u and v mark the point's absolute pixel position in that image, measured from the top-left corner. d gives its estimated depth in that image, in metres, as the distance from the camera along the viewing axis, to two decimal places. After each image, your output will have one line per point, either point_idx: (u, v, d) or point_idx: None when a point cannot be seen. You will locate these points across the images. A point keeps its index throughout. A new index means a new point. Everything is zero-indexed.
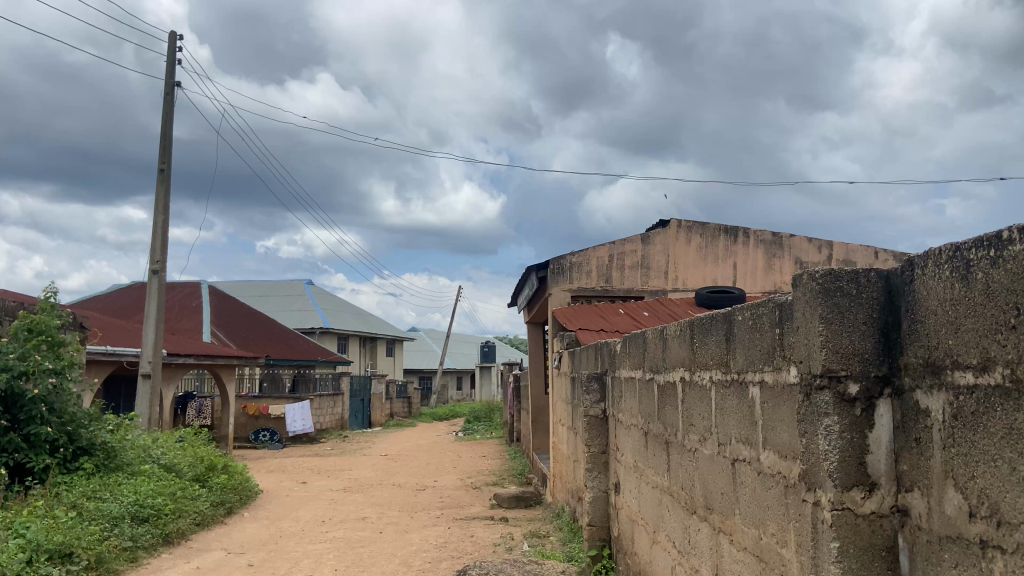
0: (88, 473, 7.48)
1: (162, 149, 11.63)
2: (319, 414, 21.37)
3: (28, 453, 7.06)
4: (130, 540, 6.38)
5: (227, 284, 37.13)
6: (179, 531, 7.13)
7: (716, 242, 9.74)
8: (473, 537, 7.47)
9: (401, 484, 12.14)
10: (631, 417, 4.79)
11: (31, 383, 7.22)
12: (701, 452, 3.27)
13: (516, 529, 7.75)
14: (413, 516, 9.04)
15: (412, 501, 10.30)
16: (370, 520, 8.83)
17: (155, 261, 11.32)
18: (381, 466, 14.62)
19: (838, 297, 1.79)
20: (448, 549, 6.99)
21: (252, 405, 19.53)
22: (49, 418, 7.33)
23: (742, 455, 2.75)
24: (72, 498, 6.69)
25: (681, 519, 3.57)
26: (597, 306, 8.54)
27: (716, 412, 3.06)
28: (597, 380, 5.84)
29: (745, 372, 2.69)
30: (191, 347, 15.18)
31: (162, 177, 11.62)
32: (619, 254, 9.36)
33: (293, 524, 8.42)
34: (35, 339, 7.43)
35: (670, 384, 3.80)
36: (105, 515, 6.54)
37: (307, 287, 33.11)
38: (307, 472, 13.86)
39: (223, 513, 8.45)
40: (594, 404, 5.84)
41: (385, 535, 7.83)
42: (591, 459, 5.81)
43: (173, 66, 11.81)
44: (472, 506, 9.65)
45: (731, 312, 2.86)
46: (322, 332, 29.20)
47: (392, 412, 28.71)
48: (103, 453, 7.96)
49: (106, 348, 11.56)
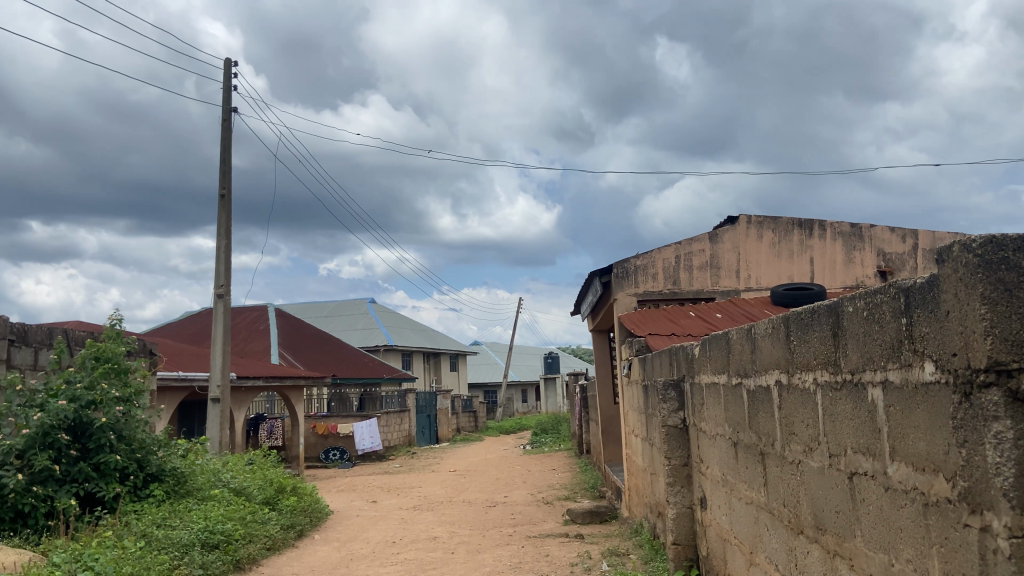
0: (158, 500, 7.44)
1: (222, 175, 11.78)
2: (387, 431, 21.39)
3: (99, 482, 6.97)
4: (200, 568, 6.25)
5: (292, 307, 37.88)
6: (250, 556, 7.01)
7: (790, 237, 9.22)
8: (548, 556, 7.12)
9: (470, 500, 11.91)
10: (716, 427, 4.41)
11: (99, 412, 7.15)
12: (807, 464, 2.89)
13: (592, 546, 7.39)
14: (485, 535, 8.78)
15: (484, 519, 10.03)
16: (441, 540, 8.57)
17: (220, 286, 11.38)
18: (451, 482, 14.47)
19: (1003, 271, 1.45)
20: (523, 570, 6.67)
21: (321, 424, 19.63)
22: (117, 445, 7.25)
23: (862, 468, 2.38)
24: (141, 527, 6.62)
25: (786, 540, 3.18)
26: (666, 310, 8.14)
27: (825, 419, 2.69)
28: (673, 388, 5.47)
29: (862, 371, 2.32)
30: (259, 369, 15.30)
31: (223, 203, 11.74)
32: (686, 255, 8.92)
33: (363, 546, 8.25)
34: (102, 367, 7.38)
35: (762, 389, 3.43)
36: (175, 543, 6.44)
37: (370, 306, 33.53)
38: (377, 491, 13.74)
39: (294, 536, 8.32)
40: (672, 413, 5.45)
41: (457, 556, 7.56)
42: (673, 472, 5.42)
43: (230, 93, 11.97)
44: (545, 522, 9.32)
45: (839, 302, 2.49)
46: (386, 350, 29.39)
47: (460, 427, 28.70)
48: (173, 479, 7.95)
49: (177, 374, 11.65)
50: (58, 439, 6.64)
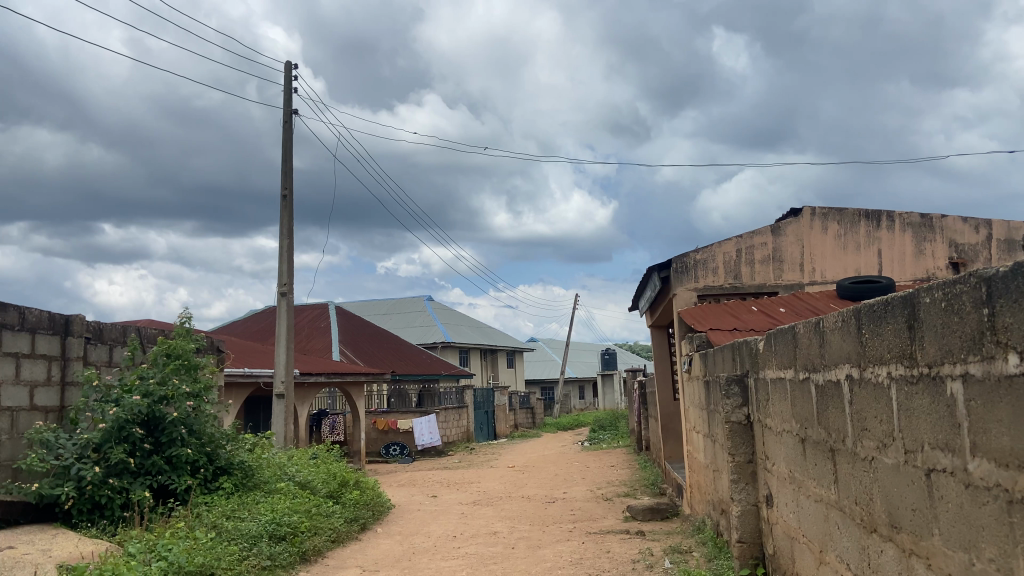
0: (227, 493, 7.66)
1: (284, 176, 12.04)
2: (446, 427, 21.58)
3: (172, 475, 7.22)
4: (268, 559, 6.42)
5: (351, 305, 38.53)
6: (316, 549, 7.17)
7: (857, 228, 8.96)
8: (610, 553, 7.08)
9: (529, 496, 11.93)
10: (782, 423, 4.32)
11: (171, 407, 7.39)
12: (881, 461, 2.80)
13: (653, 543, 7.32)
14: (545, 530, 8.78)
15: (544, 514, 10.03)
16: (501, 534, 8.62)
17: (283, 284, 11.64)
18: (510, 478, 14.53)
19: None
20: (584, 566, 6.64)
21: (382, 420, 19.92)
22: (188, 438, 7.48)
23: (940, 464, 2.30)
24: (212, 518, 6.82)
25: (858, 538, 3.09)
26: (727, 304, 8.00)
27: (900, 413, 2.60)
28: (737, 383, 5.37)
29: (940, 364, 2.24)
30: (321, 366, 15.60)
31: (285, 204, 11.99)
32: (748, 248, 8.75)
33: (425, 540, 8.35)
34: (173, 363, 7.62)
35: (832, 383, 3.34)
36: (244, 535, 6.63)
37: (427, 303, 33.88)
38: (437, 485, 13.89)
39: (358, 529, 8.48)
40: (736, 409, 5.36)
41: (517, 551, 7.58)
42: (737, 469, 5.33)
43: (290, 96, 12.22)
44: (605, 519, 9.27)
45: (915, 293, 2.40)
46: (443, 347, 29.65)
47: (517, 424, 28.78)
48: (241, 472, 8.18)
49: (243, 370, 11.97)
50: (132, 433, 6.89)
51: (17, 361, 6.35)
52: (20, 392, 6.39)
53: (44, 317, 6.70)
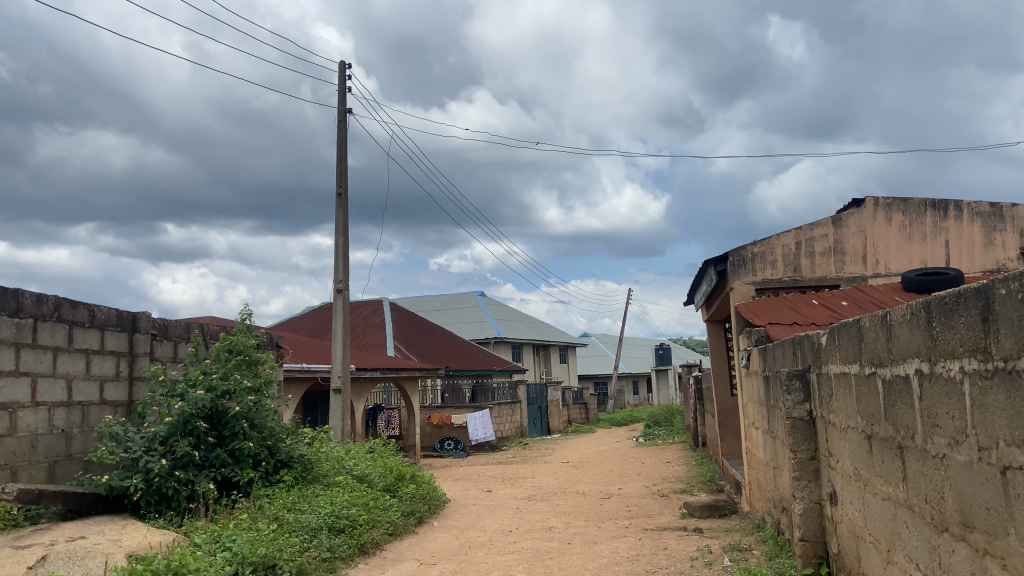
0: (288, 486, 7.82)
1: (339, 174, 12.22)
2: (499, 422, 21.65)
3: (235, 468, 7.40)
4: (328, 551, 6.53)
5: (405, 302, 38.97)
6: (374, 541, 7.26)
7: (922, 218, 8.67)
8: (667, 550, 7.00)
9: (585, 491, 11.89)
10: (847, 419, 4.20)
11: (233, 401, 7.56)
12: (952, 458, 2.70)
13: (712, 540, 7.22)
14: (600, 526, 8.73)
15: (600, 510, 9.98)
16: (557, 530, 8.60)
17: (338, 281, 11.82)
18: (564, 473, 14.50)
19: None
20: (641, 562, 6.57)
21: (436, 415, 20.10)
22: (250, 432, 7.65)
23: (1018, 463, 2.20)
24: (274, 510, 6.97)
25: (928, 538, 2.99)
26: (786, 298, 7.83)
27: (973, 409, 2.50)
28: (798, 379, 5.25)
29: (1017, 358, 2.14)
30: (376, 361, 15.79)
31: (340, 201, 12.18)
32: (808, 240, 8.54)
33: (481, 534, 8.39)
34: (235, 359, 7.80)
35: (900, 378, 3.23)
36: (305, 527, 6.75)
37: (480, 299, 34.04)
38: (492, 480, 13.94)
39: (414, 523, 8.57)
40: (797, 405, 5.24)
41: (573, 546, 7.55)
42: (799, 466, 5.21)
43: (345, 95, 12.39)
44: (661, 515, 9.17)
45: (989, 285, 2.30)
46: (496, 342, 29.74)
47: (571, 419, 28.71)
48: (301, 465, 8.34)
49: (301, 366, 12.20)
50: (196, 427, 7.06)
51: (88, 357, 6.60)
52: (90, 387, 6.65)
53: (112, 315, 6.95)
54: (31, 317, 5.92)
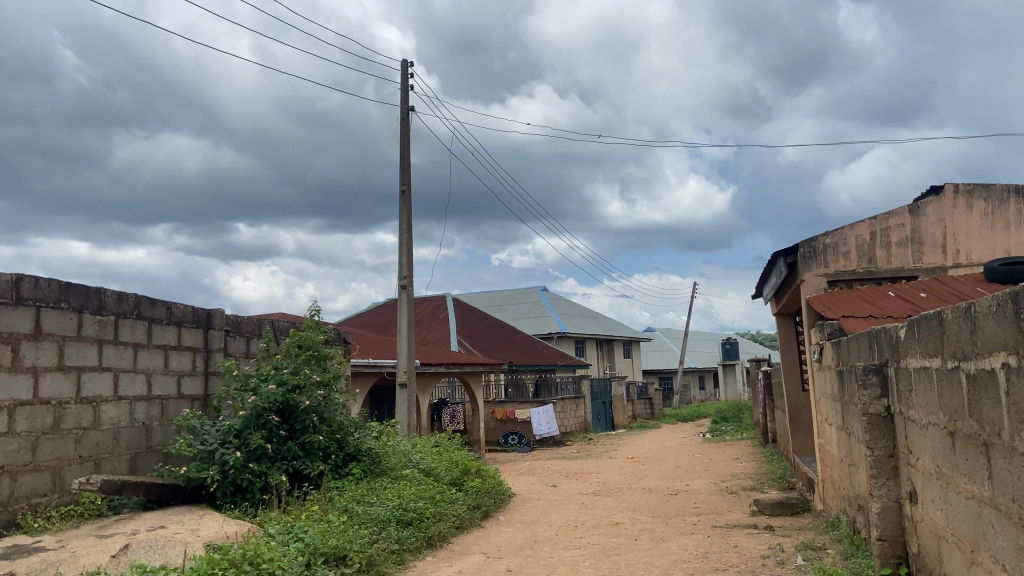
0: (356, 478, 7.95)
1: (402, 172, 12.35)
2: (563, 417, 21.61)
3: (306, 460, 7.56)
4: (396, 543, 6.62)
5: (468, 297, 39.22)
6: (441, 534, 7.33)
7: (1006, 206, 8.29)
8: (737, 548, 6.86)
9: (651, 487, 11.76)
10: (928, 415, 4.03)
11: (303, 395, 7.71)
12: None
13: (783, 539, 7.04)
14: (667, 523, 8.61)
15: (667, 507, 9.85)
16: (623, 526, 8.53)
17: (402, 277, 11.95)
18: (630, 469, 14.36)
19: None
20: (710, 560, 6.45)
21: (500, 409, 20.18)
22: (319, 426, 7.80)
23: None
24: (344, 502, 7.10)
25: (1015, 539, 2.85)
26: (861, 290, 7.56)
27: None
28: (876, 373, 5.05)
29: None
30: (441, 356, 15.94)
31: (404, 199, 12.31)
32: (883, 230, 8.24)
33: (546, 529, 8.37)
34: (304, 354, 7.95)
35: (985, 372, 3.07)
36: (373, 519, 6.86)
37: (542, 294, 34.01)
38: (556, 475, 13.91)
39: (480, 516, 8.61)
40: (874, 400, 5.05)
41: (640, 542, 7.47)
42: (876, 464, 5.02)
43: (407, 93, 12.52)
44: (730, 512, 9.00)
45: None
46: (559, 337, 29.68)
47: (636, 414, 28.45)
48: (369, 458, 8.48)
49: (367, 361, 12.40)
50: (269, 420, 7.23)
51: (166, 353, 6.83)
52: (168, 381, 6.89)
53: (188, 312, 7.18)
54: (113, 314, 6.17)
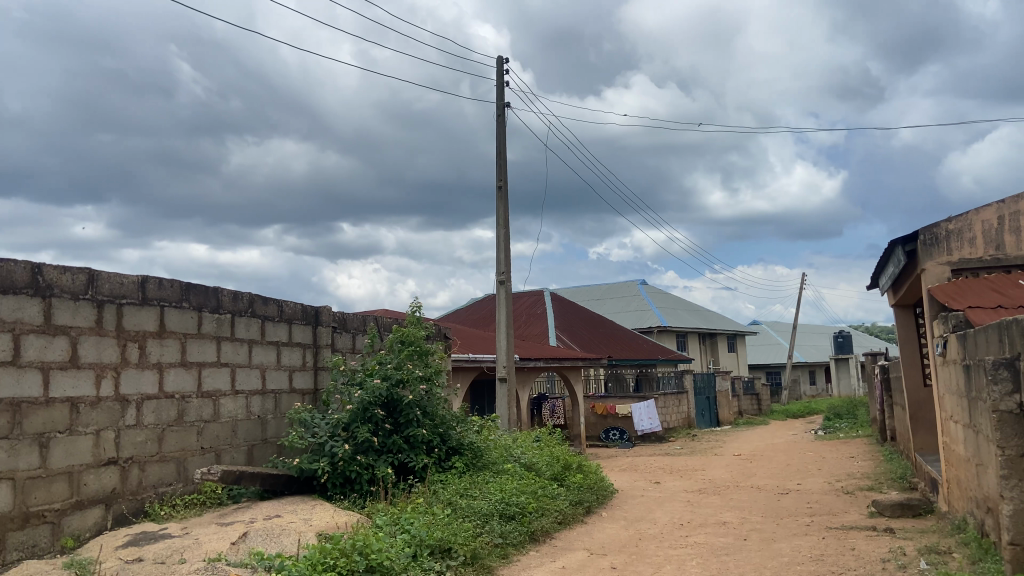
0: (459, 472, 8.06)
1: (499, 168, 12.43)
2: (665, 412, 21.26)
3: (410, 453, 7.72)
4: (500, 537, 6.66)
5: (566, 292, 39.17)
6: (544, 529, 7.33)
7: None
8: (855, 551, 6.54)
9: (760, 486, 11.40)
10: None
11: (407, 390, 7.86)
12: None
13: (905, 542, 6.67)
14: (779, 523, 8.32)
15: (777, 506, 9.52)
16: (732, 525, 8.29)
17: (500, 273, 12.03)
18: (737, 466, 13.97)
19: None
20: (825, 563, 6.18)
21: (600, 404, 20.05)
22: (423, 420, 7.95)
23: None
24: (447, 495, 7.20)
25: None
26: (988, 279, 7.06)
27: None
28: (1007, 367, 4.70)
29: None
30: (540, 351, 15.98)
31: (501, 195, 12.39)
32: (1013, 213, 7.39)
33: (651, 526, 8.23)
34: (407, 349, 8.10)
35: None
36: (477, 512, 6.92)
37: (641, 288, 33.56)
38: (660, 472, 13.70)
39: (583, 512, 8.57)
40: (1005, 397, 4.70)
41: (749, 542, 7.25)
42: (1008, 464, 4.67)
43: (502, 90, 12.59)
44: (846, 513, 8.60)
45: None
46: (660, 331, 29.21)
47: (742, 410, 27.67)
48: (471, 453, 8.57)
49: (469, 356, 12.58)
50: (374, 414, 7.41)
51: (278, 349, 7.12)
52: (280, 377, 7.18)
53: (298, 310, 7.45)
54: (229, 313, 6.47)
